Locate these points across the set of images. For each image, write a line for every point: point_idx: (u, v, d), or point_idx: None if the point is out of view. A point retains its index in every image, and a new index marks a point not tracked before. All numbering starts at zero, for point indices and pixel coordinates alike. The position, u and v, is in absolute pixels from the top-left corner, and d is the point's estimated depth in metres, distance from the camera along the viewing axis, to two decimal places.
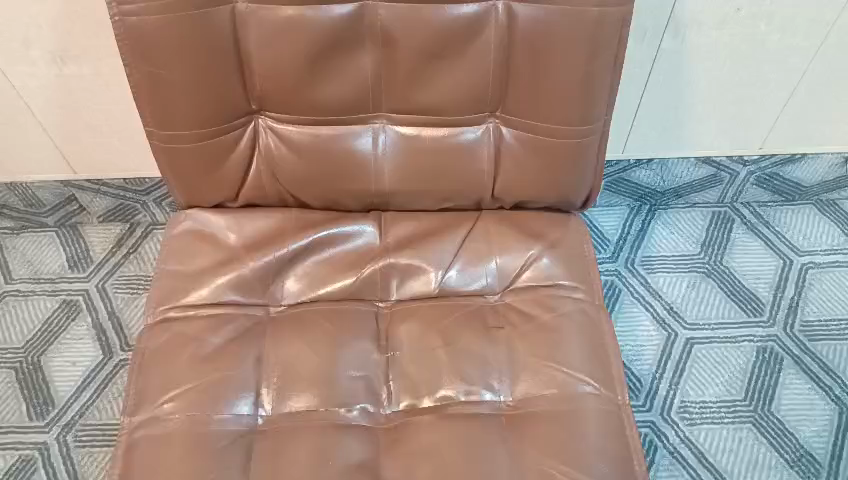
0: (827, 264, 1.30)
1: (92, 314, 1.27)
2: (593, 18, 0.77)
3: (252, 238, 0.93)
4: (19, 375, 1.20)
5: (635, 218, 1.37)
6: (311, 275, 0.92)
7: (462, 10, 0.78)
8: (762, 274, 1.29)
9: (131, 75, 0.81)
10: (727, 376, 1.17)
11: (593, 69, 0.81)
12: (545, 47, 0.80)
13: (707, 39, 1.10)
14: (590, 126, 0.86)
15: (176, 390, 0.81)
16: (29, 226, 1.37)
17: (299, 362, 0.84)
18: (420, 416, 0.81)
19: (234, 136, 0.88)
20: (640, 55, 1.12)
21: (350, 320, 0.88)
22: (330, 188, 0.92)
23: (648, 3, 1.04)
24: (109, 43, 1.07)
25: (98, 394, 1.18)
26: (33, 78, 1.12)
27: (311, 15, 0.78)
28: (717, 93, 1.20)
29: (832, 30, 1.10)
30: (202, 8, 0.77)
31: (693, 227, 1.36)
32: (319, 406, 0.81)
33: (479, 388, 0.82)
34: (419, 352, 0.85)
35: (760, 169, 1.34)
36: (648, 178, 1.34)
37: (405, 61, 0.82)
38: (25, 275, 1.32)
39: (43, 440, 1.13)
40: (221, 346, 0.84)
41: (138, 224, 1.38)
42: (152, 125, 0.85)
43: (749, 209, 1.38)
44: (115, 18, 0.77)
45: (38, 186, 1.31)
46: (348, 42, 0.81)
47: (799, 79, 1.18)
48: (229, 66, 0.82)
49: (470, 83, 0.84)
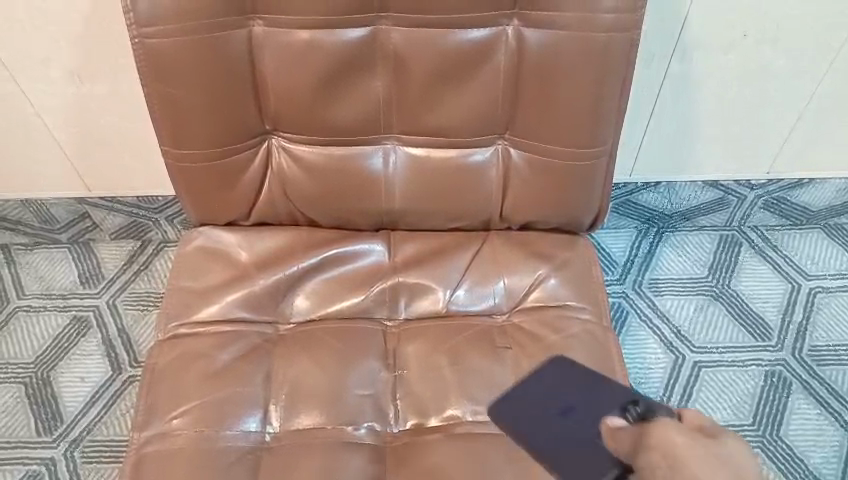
0: (835, 288, 1.30)
1: (102, 330, 1.28)
2: (601, 43, 0.78)
3: (263, 255, 0.94)
4: (29, 390, 1.21)
5: (642, 240, 1.37)
6: (320, 293, 0.93)
7: (470, 35, 0.80)
8: (770, 297, 1.29)
9: (147, 95, 0.83)
10: (735, 400, 1.17)
11: (601, 93, 0.82)
12: (554, 70, 0.81)
13: (714, 65, 1.12)
14: (598, 149, 0.87)
15: (185, 406, 0.82)
16: (41, 242, 1.39)
17: (307, 380, 0.84)
18: (425, 436, 0.81)
19: (247, 155, 0.89)
20: (648, 79, 1.14)
21: (359, 339, 0.88)
22: (340, 207, 0.93)
23: (654, 29, 1.06)
24: (126, 64, 1.10)
25: (106, 410, 1.19)
26: (52, 98, 1.15)
27: (325, 39, 0.80)
28: (725, 117, 1.21)
29: (838, 55, 1.11)
30: (219, 31, 0.79)
31: (700, 250, 1.35)
32: (326, 424, 0.81)
33: (487, 407, 0.82)
34: (427, 371, 0.85)
35: (767, 193, 1.34)
36: (656, 200, 1.35)
37: (415, 83, 0.83)
38: (37, 291, 1.33)
39: (49, 455, 1.14)
40: (230, 363, 0.85)
41: (149, 241, 1.40)
42: (168, 144, 0.87)
43: (757, 232, 1.38)
44: (134, 41, 0.78)
45: (53, 202, 1.33)
46: (361, 65, 0.82)
47: (807, 103, 1.19)
48: (245, 87, 0.83)
49: (479, 105, 0.85)
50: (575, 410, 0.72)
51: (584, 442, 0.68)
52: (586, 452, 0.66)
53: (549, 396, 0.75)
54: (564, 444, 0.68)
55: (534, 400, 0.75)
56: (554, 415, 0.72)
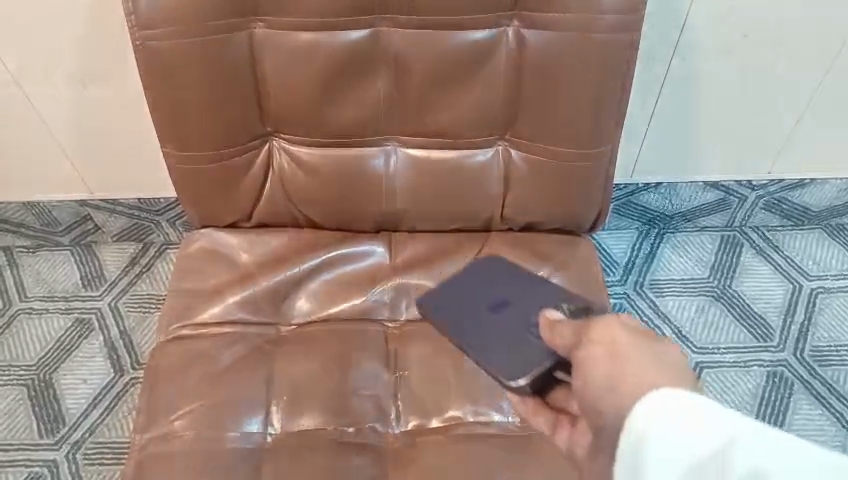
0: (837, 288, 1.29)
1: (104, 332, 1.29)
2: (601, 44, 0.79)
3: (265, 257, 0.94)
4: (31, 392, 1.21)
5: (643, 241, 1.36)
6: (322, 294, 0.93)
7: (470, 38, 0.80)
8: (772, 298, 1.28)
9: (149, 97, 0.83)
10: (736, 401, 1.17)
11: (601, 94, 0.82)
12: (554, 72, 0.81)
13: (715, 65, 1.12)
14: (599, 149, 0.86)
15: (186, 407, 0.82)
16: (44, 245, 1.39)
17: (308, 381, 0.84)
18: (426, 437, 0.81)
19: (249, 156, 0.90)
20: (649, 80, 1.14)
21: (360, 340, 0.88)
22: (341, 209, 0.93)
23: (655, 30, 1.06)
24: (128, 67, 1.10)
25: (108, 412, 1.19)
26: (56, 101, 1.15)
27: (326, 40, 0.80)
28: (726, 118, 1.21)
29: (839, 56, 1.11)
30: (220, 34, 0.79)
31: (702, 251, 1.35)
32: (328, 425, 0.81)
33: (488, 408, 0.83)
34: (428, 372, 0.85)
35: (768, 194, 1.34)
36: (656, 201, 1.35)
37: (415, 85, 0.83)
38: (39, 293, 1.34)
39: (52, 457, 1.14)
40: (231, 364, 0.85)
41: (151, 243, 1.40)
42: (170, 146, 0.87)
43: (757, 233, 1.37)
44: (136, 43, 0.79)
45: (55, 205, 1.35)
46: (362, 67, 0.83)
47: (808, 104, 1.19)
48: (246, 89, 0.84)
49: (480, 107, 0.85)
50: (509, 304, 0.81)
51: (514, 331, 0.78)
52: (503, 345, 0.77)
53: (487, 294, 0.83)
54: (502, 338, 0.78)
55: (474, 299, 0.83)
56: (490, 311, 0.81)
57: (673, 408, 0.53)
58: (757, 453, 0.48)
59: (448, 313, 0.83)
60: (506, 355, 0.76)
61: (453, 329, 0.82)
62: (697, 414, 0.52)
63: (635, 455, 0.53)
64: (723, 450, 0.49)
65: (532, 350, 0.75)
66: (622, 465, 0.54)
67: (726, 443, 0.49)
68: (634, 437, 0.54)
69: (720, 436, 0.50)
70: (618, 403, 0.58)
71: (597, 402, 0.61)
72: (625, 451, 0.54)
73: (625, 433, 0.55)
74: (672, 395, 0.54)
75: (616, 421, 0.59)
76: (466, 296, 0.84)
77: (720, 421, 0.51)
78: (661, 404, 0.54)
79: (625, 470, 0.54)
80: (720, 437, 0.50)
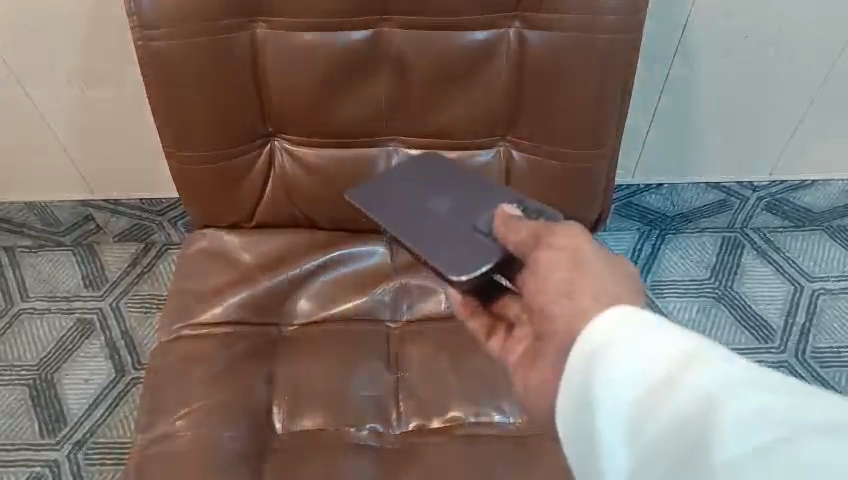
0: (839, 290, 1.29)
1: (106, 332, 1.29)
2: (601, 46, 0.78)
3: (267, 257, 0.94)
4: (33, 392, 1.21)
5: (645, 242, 1.36)
6: (323, 294, 0.93)
7: (471, 39, 0.80)
8: (773, 300, 1.28)
9: (151, 97, 0.83)
10: None
11: (602, 96, 0.82)
12: (555, 73, 0.81)
13: (716, 66, 1.12)
14: (600, 150, 0.86)
15: (188, 407, 0.81)
16: (46, 244, 1.40)
17: (310, 382, 0.84)
18: (428, 438, 0.81)
19: (251, 157, 0.90)
20: (651, 79, 1.14)
21: (361, 341, 0.88)
22: (343, 209, 0.94)
23: (657, 32, 1.06)
24: (131, 67, 1.10)
25: (110, 411, 1.19)
26: (58, 102, 1.15)
27: (328, 41, 0.81)
28: (727, 119, 1.21)
29: (839, 59, 1.12)
30: (221, 33, 0.79)
31: (703, 253, 1.34)
32: (328, 426, 0.82)
33: (488, 409, 0.82)
34: (429, 372, 0.86)
35: (769, 194, 1.34)
36: (657, 202, 1.36)
37: (417, 86, 0.84)
38: (41, 293, 1.34)
39: (53, 457, 1.14)
40: (232, 364, 0.85)
41: (153, 244, 1.41)
42: (171, 146, 0.87)
43: (758, 234, 1.37)
44: (138, 43, 0.79)
45: (56, 206, 1.35)
46: (364, 68, 0.83)
47: (808, 106, 1.19)
48: (248, 90, 0.84)
49: (481, 107, 0.85)
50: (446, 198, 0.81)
51: (456, 226, 0.77)
52: (453, 243, 0.74)
53: (421, 187, 0.83)
54: (443, 234, 0.76)
55: (404, 192, 0.83)
56: (424, 204, 0.80)
57: (632, 320, 0.50)
58: (715, 374, 0.45)
59: (378, 206, 0.82)
60: (453, 251, 0.74)
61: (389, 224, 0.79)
62: (657, 329, 0.48)
63: (589, 369, 0.50)
64: (681, 367, 0.46)
65: (481, 247, 0.73)
66: (573, 375, 0.50)
67: (686, 359, 0.46)
68: (590, 349, 0.50)
69: (680, 352, 0.47)
70: (573, 311, 0.57)
71: (548, 306, 0.60)
72: (578, 359, 0.51)
73: (580, 344, 0.51)
74: (636, 314, 0.50)
75: (566, 328, 0.57)
76: (396, 190, 0.83)
77: (681, 337, 0.48)
78: (621, 314, 0.50)
79: (577, 380, 0.50)
80: (679, 353, 0.47)
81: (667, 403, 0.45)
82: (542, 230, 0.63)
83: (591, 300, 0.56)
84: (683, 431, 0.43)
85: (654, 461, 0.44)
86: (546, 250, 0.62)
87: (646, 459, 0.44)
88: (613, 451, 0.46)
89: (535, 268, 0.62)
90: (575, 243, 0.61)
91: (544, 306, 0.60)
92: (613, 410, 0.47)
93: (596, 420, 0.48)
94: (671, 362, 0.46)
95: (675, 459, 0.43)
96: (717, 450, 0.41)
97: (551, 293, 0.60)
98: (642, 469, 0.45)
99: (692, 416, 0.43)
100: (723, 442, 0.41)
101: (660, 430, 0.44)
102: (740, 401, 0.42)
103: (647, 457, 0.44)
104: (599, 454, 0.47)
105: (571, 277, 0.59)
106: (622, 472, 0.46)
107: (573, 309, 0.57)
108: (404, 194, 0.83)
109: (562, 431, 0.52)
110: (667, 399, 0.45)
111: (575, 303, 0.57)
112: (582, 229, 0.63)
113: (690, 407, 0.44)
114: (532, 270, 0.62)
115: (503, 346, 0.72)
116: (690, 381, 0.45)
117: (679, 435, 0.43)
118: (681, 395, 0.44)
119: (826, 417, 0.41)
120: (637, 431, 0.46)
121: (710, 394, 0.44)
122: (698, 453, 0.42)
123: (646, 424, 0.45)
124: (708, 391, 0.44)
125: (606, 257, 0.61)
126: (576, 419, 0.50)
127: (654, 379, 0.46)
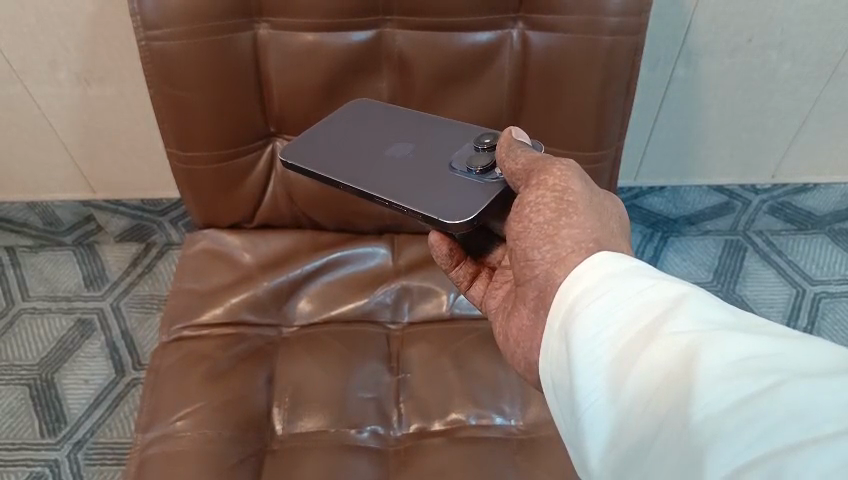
0: (840, 293, 1.30)
1: (106, 333, 1.30)
2: (606, 47, 0.76)
3: (268, 257, 0.95)
4: (33, 391, 1.21)
5: (648, 245, 1.39)
6: (322, 297, 0.93)
7: (476, 39, 0.80)
8: (775, 303, 1.29)
9: (154, 97, 0.83)
10: None
11: (605, 98, 0.80)
12: (560, 74, 0.79)
13: (717, 67, 1.11)
14: (604, 151, 0.85)
15: (190, 408, 0.80)
16: (47, 244, 1.42)
17: (309, 382, 0.83)
18: (430, 439, 0.79)
19: (253, 156, 0.90)
20: (653, 81, 1.14)
21: (362, 342, 0.88)
22: (342, 210, 0.94)
23: (660, 33, 1.06)
24: (134, 65, 1.10)
25: (109, 412, 1.19)
26: (59, 100, 1.15)
27: (331, 42, 0.80)
28: (727, 121, 1.21)
29: (841, 62, 1.11)
30: (224, 34, 0.79)
31: (705, 255, 1.37)
32: (328, 427, 0.80)
33: (490, 411, 0.81)
34: (428, 372, 0.85)
35: (773, 198, 1.35)
36: (660, 204, 1.37)
37: (420, 86, 0.84)
38: (42, 293, 1.36)
39: (53, 457, 1.13)
40: (231, 366, 0.84)
41: (153, 244, 1.43)
42: (174, 146, 0.87)
43: (761, 237, 1.39)
44: (142, 43, 0.78)
45: (58, 205, 1.36)
46: (368, 66, 0.83)
47: (810, 108, 1.19)
48: (251, 90, 0.84)
49: (484, 106, 0.85)
50: (409, 145, 0.75)
51: (429, 172, 0.71)
52: (439, 192, 0.68)
53: (391, 138, 0.77)
54: (420, 182, 0.70)
55: (358, 145, 0.76)
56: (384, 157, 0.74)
57: (608, 273, 0.48)
58: (697, 323, 0.43)
59: (336, 163, 0.74)
60: (441, 198, 0.67)
61: (358, 178, 0.71)
62: (634, 281, 0.47)
63: (567, 330, 0.47)
64: (660, 317, 0.44)
65: (473, 188, 0.68)
66: (555, 337, 0.48)
67: (666, 310, 0.44)
68: (568, 303, 0.48)
69: (658, 304, 0.45)
70: (553, 257, 0.54)
71: (529, 251, 0.57)
72: (557, 315, 0.49)
73: (560, 302, 0.49)
74: (617, 273, 0.48)
75: (543, 275, 0.55)
76: (348, 145, 0.76)
77: (660, 290, 0.46)
78: (597, 268, 0.49)
79: (557, 338, 0.48)
80: (659, 305, 0.45)
81: (646, 352, 0.42)
82: (537, 163, 0.60)
83: (572, 246, 0.54)
84: (665, 380, 0.40)
85: (634, 414, 0.41)
86: (535, 188, 0.59)
87: (628, 415, 0.41)
88: (594, 408, 0.43)
89: (518, 210, 0.59)
90: (565, 184, 0.58)
91: (522, 252, 0.57)
92: (591, 365, 0.44)
93: (574, 375, 0.45)
94: (649, 313, 0.45)
95: (656, 413, 0.40)
96: (702, 401, 0.38)
97: (532, 236, 0.57)
98: (622, 425, 0.42)
99: (673, 364, 0.41)
100: (705, 390, 0.38)
101: (641, 380, 0.42)
102: (724, 349, 0.40)
103: (627, 411, 0.41)
104: (579, 411, 0.44)
105: (553, 218, 0.56)
106: (602, 431, 0.43)
107: (555, 253, 0.55)
108: (360, 146, 0.75)
109: (547, 395, 0.49)
110: (647, 348, 0.42)
111: (557, 246, 0.55)
112: (575, 168, 0.59)
113: (670, 355, 0.41)
114: (518, 214, 0.59)
115: (486, 292, 0.72)
116: (671, 329, 0.43)
117: (662, 385, 0.40)
118: (661, 342, 0.42)
119: (815, 366, 0.38)
120: (615, 382, 0.43)
121: (692, 341, 0.41)
122: (681, 403, 0.39)
123: (625, 373, 0.42)
124: (689, 339, 0.41)
125: (593, 202, 0.57)
126: (557, 379, 0.47)
127: (632, 329, 0.44)
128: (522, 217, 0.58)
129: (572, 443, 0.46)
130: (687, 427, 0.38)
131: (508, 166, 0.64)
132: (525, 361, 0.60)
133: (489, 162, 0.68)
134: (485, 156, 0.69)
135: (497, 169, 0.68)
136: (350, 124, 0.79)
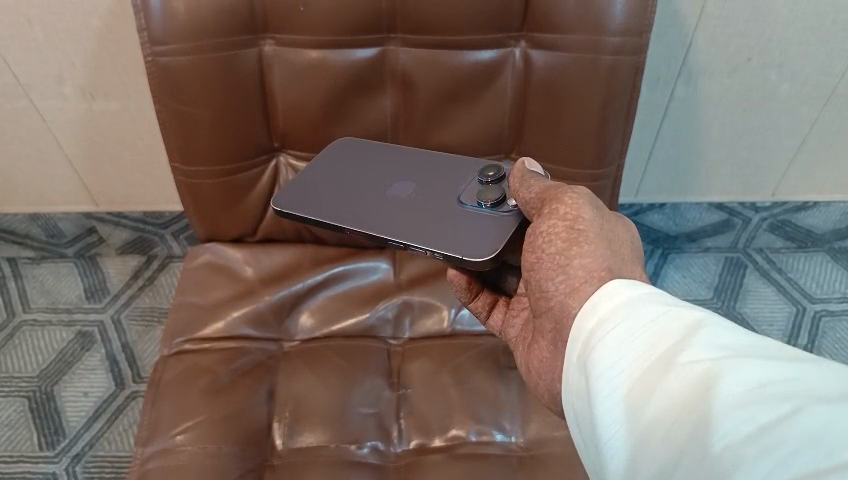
0: (840, 311, 1.31)
1: (106, 345, 1.30)
2: (606, 66, 0.76)
3: (269, 272, 0.95)
4: (32, 404, 1.21)
5: (648, 261, 1.41)
6: (324, 313, 0.93)
7: (478, 56, 0.81)
8: (775, 320, 1.30)
9: (158, 111, 0.83)
10: None
11: (607, 114, 0.80)
12: (561, 91, 0.80)
13: (717, 86, 1.12)
14: (604, 170, 0.85)
15: (189, 422, 0.80)
16: (48, 256, 1.43)
17: (309, 397, 0.83)
18: (430, 455, 0.79)
19: (255, 172, 0.91)
20: (653, 99, 1.15)
21: (364, 358, 0.88)
22: None
23: (660, 51, 1.07)
24: (138, 80, 1.11)
25: (108, 426, 1.18)
26: (63, 113, 1.16)
27: (335, 58, 0.81)
28: (729, 140, 1.22)
29: (840, 82, 1.11)
30: (229, 50, 0.79)
31: (704, 272, 1.39)
32: (328, 443, 0.79)
33: (490, 428, 0.81)
34: (429, 389, 0.85)
35: (772, 215, 1.35)
36: (661, 221, 1.38)
37: (423, 103, 0.85)
38: (43, 305, 1.36)
39: (52, 470, 1.13)
40: (232, 380, 0.84)
41: (155, 256, 1.45)
42: (177, 161, 0.87)
43: (761, 255, 1.41)
44: (148, 58, 0.79)
45: (60, 218, 1.37)
46: (372, 84, 0.84)
47: (809, 129, 1.20)
48: (256, 108, 0.85)
49: (486, 124, 0.86)
50: (412, 182, 0.75)
51: (438, 208, 0.72)
52: (453, 229, 0.69)
53: (395, 175, 0.77)
54: (431, 219, 0.70)
55: (365, 182, 0.77)
56: (392, 192, 0.75)
57: (622, 302, 0.48)
58: (712, 349, 0.43)
59: (342, 204, 0.74)
60: (456, 235, 0.68)
61: (368, 220, 0.71)
62: (648, 309, 0.47)
63: (584, 360, 0.47)
64: (676, 345, 0.44)
65: (487, 222, 0.68)
66: (573, 367, 0.48)
67: (681, 336, 0.44)
68: (584, 333, 0.49)
69: (671, 331, 0.45)
70: (567, 286, 0.55)
71: (544, 282, 0.57)
72: (574, 346, 0.49)
73: (578, 333, 0.49)
74: (632, 303, 0.48)
75: (559, 305, 0.56)
76: (356, 181, 0.77)
77: (674, 316, 0.46)
78: (611, 297, 0.49)
79: (576, 367, 0.48)
80: (673, 331, 0.45)
81: (661, 383, 0.42)
82: (549, 192, 0.61)
83: (584, 276, 0.54)
84: (682, 409, 0.41)
85: (653, 442, 0.41)
86: (547, 216, 0.59)
87: (647, 442, 0.42)
88: (613, 438, 0.43)
89: (531, 240, 0.60)
90: (576, 211, 0.58)
91: (537, 284, 0.58)
92: (607, 392, 0.44)
93: (592, 402, 0.45)
94: (664, 341, 0.45)
95: (674, 441, 0.40)
96: (720, 430, 0.38)
97: (545, 265, 0.57)
98: (641, 453, 0.42)
99: (690, 392, 0.41)
100: (721, 418, 0.39)
101: (659, 411, 0.42)
102: (740, 376, 0.40)
103: (646, 438, 0.42)
104: (600, 439, 0.44)
105: (564, 247, 0.56)
106: (620, 458, 0.43)
107: (569, 283, 0.55)
108: (364, 186, 0.76)
109: (569, 425, 0.49)
110: (664, 378, 0.42)
111: (569, 276, 0.55)
112: (586, 195, 0.59)
113: (687, 383, 0.41)
114: (530, 242, 0.59)
115: (505, 318, 0.73)
116: (687, 358, 0.43)
117: (679, 415, 0.41)
118: (676, 371, 0.42)
119: (831, 391, 0.38)
120: (634, 413, 0.43)
121: (709, 369, 0.41)
122: (700, 433, 0.39)
123: (643, 402, 0.43)
124: (706, 367, 0.41)
125: (603, 229, 0.58)
126: (577, 407, 0.48)
127: (648, 356, 0.44)
128: (534, 246, 0.59)
129: (596, 471, 0.47)
130: (706, 455, 0.38)
131: (520, 197, 0.65)
132: (547, 392, 0.60)
133: (500, 195, 0.69)
134: (496, 190, 0.70)
135: (508, 201, 0.69)
136: (354, 162, 0.80)
